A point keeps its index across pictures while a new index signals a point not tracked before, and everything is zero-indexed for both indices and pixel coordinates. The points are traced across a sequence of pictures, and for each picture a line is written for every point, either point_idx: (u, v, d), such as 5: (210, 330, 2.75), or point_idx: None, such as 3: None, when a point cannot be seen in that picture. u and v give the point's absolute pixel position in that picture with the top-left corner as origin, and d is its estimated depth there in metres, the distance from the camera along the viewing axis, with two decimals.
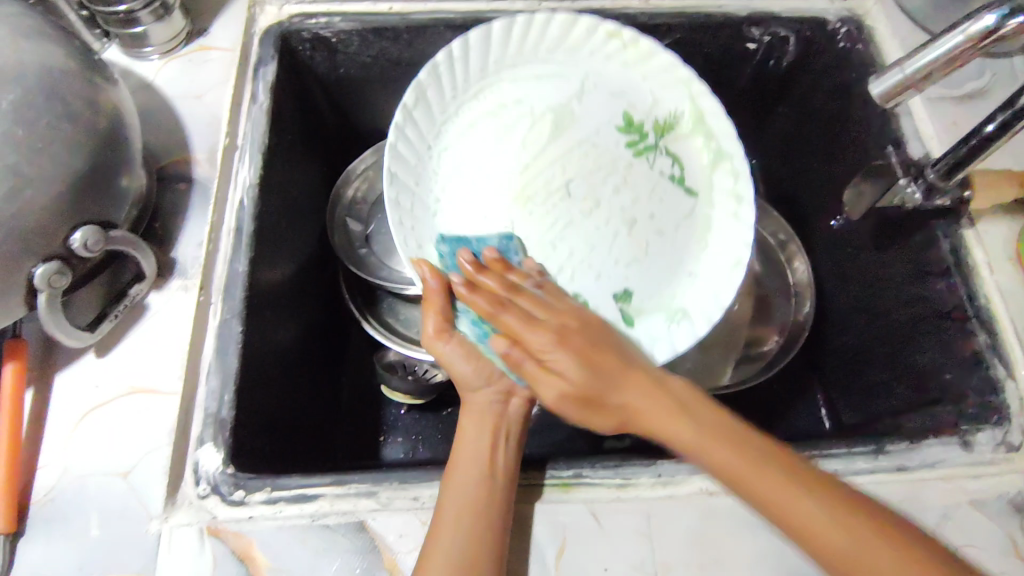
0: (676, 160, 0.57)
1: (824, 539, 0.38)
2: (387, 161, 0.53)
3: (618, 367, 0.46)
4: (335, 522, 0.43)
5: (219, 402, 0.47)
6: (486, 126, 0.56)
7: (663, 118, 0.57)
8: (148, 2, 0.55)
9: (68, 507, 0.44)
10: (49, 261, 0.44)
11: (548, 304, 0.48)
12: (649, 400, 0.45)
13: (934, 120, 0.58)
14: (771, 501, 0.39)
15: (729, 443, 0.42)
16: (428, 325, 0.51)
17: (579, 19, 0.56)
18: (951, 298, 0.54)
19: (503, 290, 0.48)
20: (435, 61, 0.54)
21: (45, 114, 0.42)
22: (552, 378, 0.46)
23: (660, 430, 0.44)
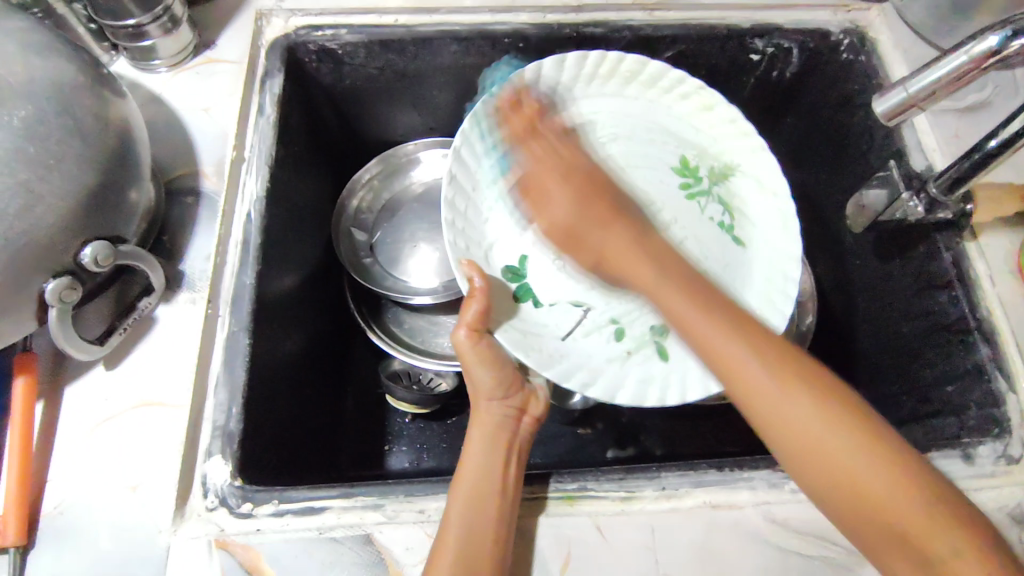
0: (727, 208, 0.60)
1: (851, 481, 0.39)
2: (451, 165, 0.55)
3: (698, 304, 0.47)
4: (341, 534, 0.44)
5: (227, 415, 0.47)
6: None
7: (717, 167, 0.62)
8: (156, 16, 0.56)
9: (78, 519, 0.45)
10: (60, 276, 0.44)
11: (575, 163, 0.56)
12: (718, 332, 0.45)
13: (937, 133, 0.58)
14: (846, 467, 0.39)
15: (772, 371, 0.42)
16: (463, 320, 0.51)
17: (649, 62, 0.59)
18: (953, 310, 0.54)
19: (530, 126, 0.57)
20: (509, 79, 0.56)
21: (55, 131, 0.42)
22: (546, 213, 0.56)
23: (699, 340, 0.45)
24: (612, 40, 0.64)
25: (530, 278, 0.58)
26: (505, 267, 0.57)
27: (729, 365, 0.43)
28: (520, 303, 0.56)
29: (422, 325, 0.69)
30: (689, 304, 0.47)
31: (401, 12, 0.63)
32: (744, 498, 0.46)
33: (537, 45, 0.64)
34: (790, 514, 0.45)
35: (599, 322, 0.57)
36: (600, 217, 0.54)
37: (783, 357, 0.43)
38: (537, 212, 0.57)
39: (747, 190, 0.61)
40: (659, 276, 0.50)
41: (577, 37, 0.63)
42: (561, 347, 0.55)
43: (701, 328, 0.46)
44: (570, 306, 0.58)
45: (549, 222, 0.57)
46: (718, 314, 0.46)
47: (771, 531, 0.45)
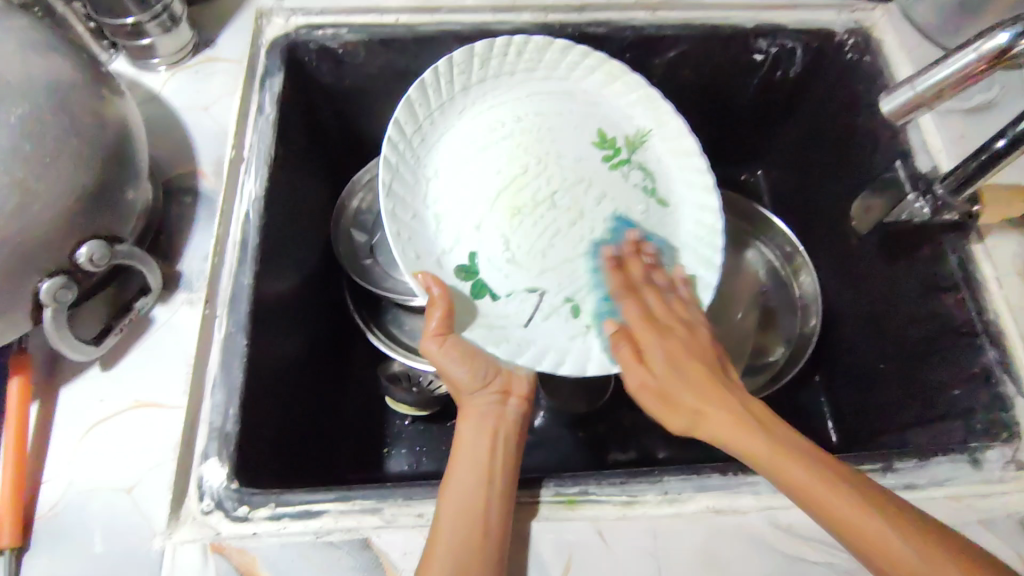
0: (648, 174, 0.59)
1: (887, 552, 0.37)
2: (383, 174, 0.53)
3: (705, 392, 0.47)
4: (339, 538, 0.43)
5: (224, 416, 0.47)
6: (468, 138, 0.58)
7: (633, 134, 0.60)
8: (156, 14, 0.55)
9: (72, 522, 0.44)
10: (55, 275, 0.44)
11: (666, 315, 0.52)
12: (737, 427, 0.45)
13: (943, 133, 0.58)
14: (874, 540, 0.38)
15: (781, 451, 0.42)
16: (426, 330, 0.50)
17: (553, 42, 0.58)
18: (959, 313, 0.53)
19: (640, 282, 0.54)
20: (423, 79, 0.55)
21: (51, 128, 0.42)
22: (643, 371, 0.49)
23: (727, 437, 0.45)
24: (615, 40, 0.63)
25: (484, 272, 0.55)
26: (456, 266, 0.55)
27: (746, 451, 0.44)
28: (476, 301, 0.54)
29: (423, 326, 0.67)
30: (695, 396, 0.47)
31: (402, 11, 0.63)
32: (747, 503, 0.45)
33: None
34: (794, 519, 0.45)
35: (554, 303, 0.55)
36: (708, 397, 0.47)
37: (783, 441, 0.43)
38: (626, 368, 0.50)
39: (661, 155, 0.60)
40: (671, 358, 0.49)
41: (579, 36, 0.63)
42: (523, 335, 0.54)
43: (717, 424, 0.45)
44: (524, 295, 0.55)
45: (640, 376, 0.49)
46: (725, 401, 0.46)
47: (775, 536, 0.44)
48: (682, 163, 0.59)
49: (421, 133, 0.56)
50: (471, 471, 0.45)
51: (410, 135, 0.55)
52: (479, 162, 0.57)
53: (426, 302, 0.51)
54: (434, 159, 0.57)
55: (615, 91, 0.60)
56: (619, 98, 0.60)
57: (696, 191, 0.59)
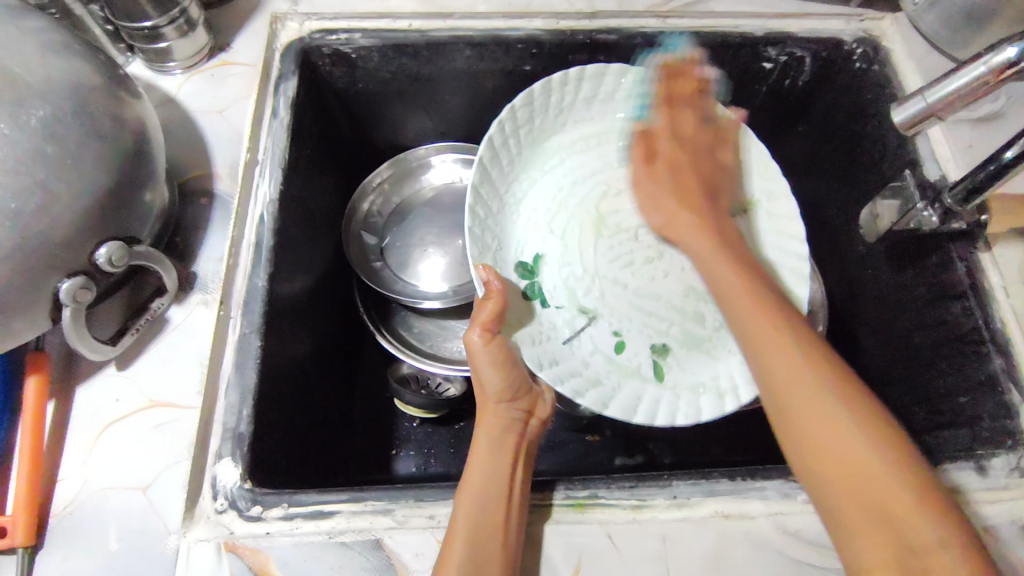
0: (753, 239, 0.61)
1: (834, 449, 0.38)
2: (483, 152, 0.56)
3: (777, 331, 0.43)
4: (351, 539, 0.44)
5: (238, 417, 0.47)
6: (582, 160, 0.62)
7: (739, 201, 0.60)
8: (173, 18, 0.56)
9: (87, 519, 0.44)
10: (75, 276, 0.44)
11: (699, 161, 0.57)
12: (769, 332, 0.44)
13: (951, 142, 0.58)
14: (850, 463, 0.37)
15: (801, 353, 0.42)
16: (477, 319, 0.51)
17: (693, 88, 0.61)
18: (966, 321, 0.54)
19: (681, 100, 0.58)
20: (532, 89, 0.58)
21: (73, 131, 0.43)
22: (653, 198, 0.57)
23: (750, 322, 0.45)
24: (625, 47, 0.64)
25: (543, 278, 0.59)
26: (518, 263, 0.59)
27: (767, 365, 0.43)
28: (529, 301, 0.57)
29: (431, 330, 0.69)
30: (738, 275, 0.48)
31: (415, 17, 0.63)
32: (756, 508, 0.45)
33: (550, 52, 0.64)
34: (802, 525, 0.45)
35: (603, 329, 0.59)
36: (683, 199, 0.55)
37: (809, 347, 0.42)
38: (642, 186, 0.58)
39: (767, 228, 0.60)
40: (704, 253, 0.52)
41: (590, 43, 0.63)
42: (562, 350, 0.56)
43: (758, 324, 0.44)
44: (575, 313, 0.59)
45: (662, 215, 0.56)
46: (761, 295, 0.46)
47: (783, 541, 0.44)
48: (783, 232, 0.60)
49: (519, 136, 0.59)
50: (492, 482, 0.45)
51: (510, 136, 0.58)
52: (570, 185, 0.62)
53: (481, 295, 0.52)
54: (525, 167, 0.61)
55: (744, 157, 0.61)
56: (746, 157, 0.61)
57: (774, 248, 0.60)
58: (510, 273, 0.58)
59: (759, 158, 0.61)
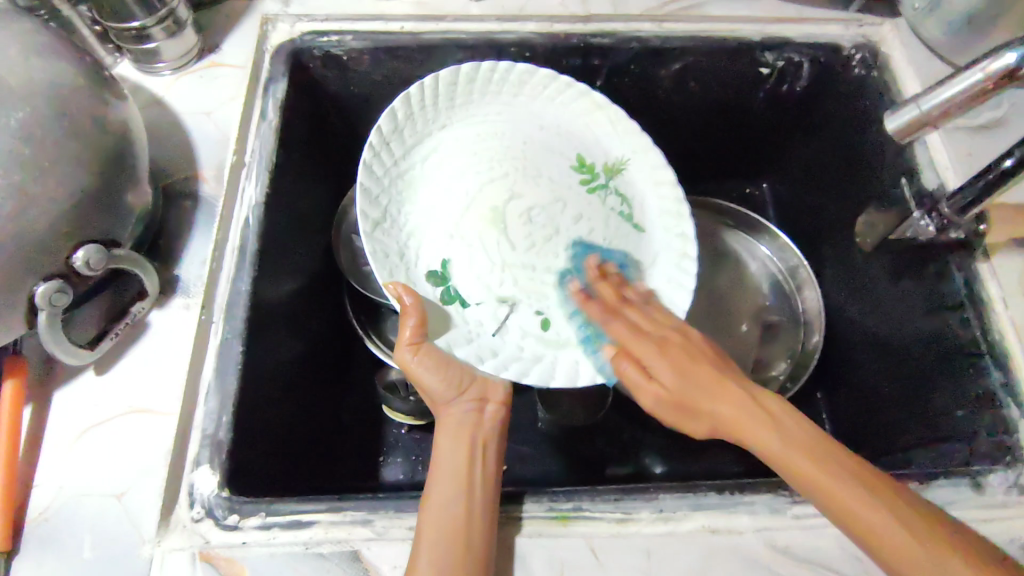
0: (624, 199, 0.61)
1: (920, 569, 0.38)
2: (360, 176, 0.53)
3: (765, 422, 0.45)
4: (328, 550, 0.43)
5: (217, 423, 0.46)
6: (460, 145, 0.59)
7: (612, 161, 0.61)
8: (161, 19, 0.55)
9: (61, 527, 0.44)
10: (51, 279, 0.44)
11: (652, 329, 0.52)
12: (792, 450, 0.43)
13: (950, 150, 0.57)
14: (873, 531, 0.39)
15: (855, 481, 0.41)
16: (402, 338, 0.50)
17: (557, 77, 0.59)
18: (964, 333, 0.53)
19: (619, 305, 0.54)
20: (408, 92, 0.55)
21: (52, 133, 0.42)
22: (649, 384, 0.49)
23: (807, 480, 0.42)
24: (620, 51, 0.63)
25: (456, 279, 0.56)
26: (428, 272, 0.56)
27: (784, 457, 0.43)
28: (446, 307, 0.55)
29: None
30: (807, 458, 0.42)
31: (407, 19, 0.63)
32: (744, 523, 0.44)
33: (544, 55, 0.63)
34: (791, 541, 0.44)
35: (526, 311, 0.56)
36: (693, 364, 0.49)
37: (847, 463, 0.42)
38: (633, 383, 0.50)
39: (638, 180, 0.61)
40: (761, 432, 0.44)
41: (584, 46, 0.63)
42: (495, 341, 0.55)
43: (756, 434, 0.45)
44: (496, 305, 0.56)
45: (653, 395, 0.49)
46: (795, 433, 0.44)
47: (772, 557, 0.43)
48: (655, 181, 0.61)
49: (400, 148, 0.57)
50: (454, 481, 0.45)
51: (386, 162, 0.56)
52: (458, 182, 0.58)
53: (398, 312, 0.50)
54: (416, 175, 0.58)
55: (596, 122, 0.61)
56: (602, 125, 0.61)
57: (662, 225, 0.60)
58: (422, 286, 0.55)
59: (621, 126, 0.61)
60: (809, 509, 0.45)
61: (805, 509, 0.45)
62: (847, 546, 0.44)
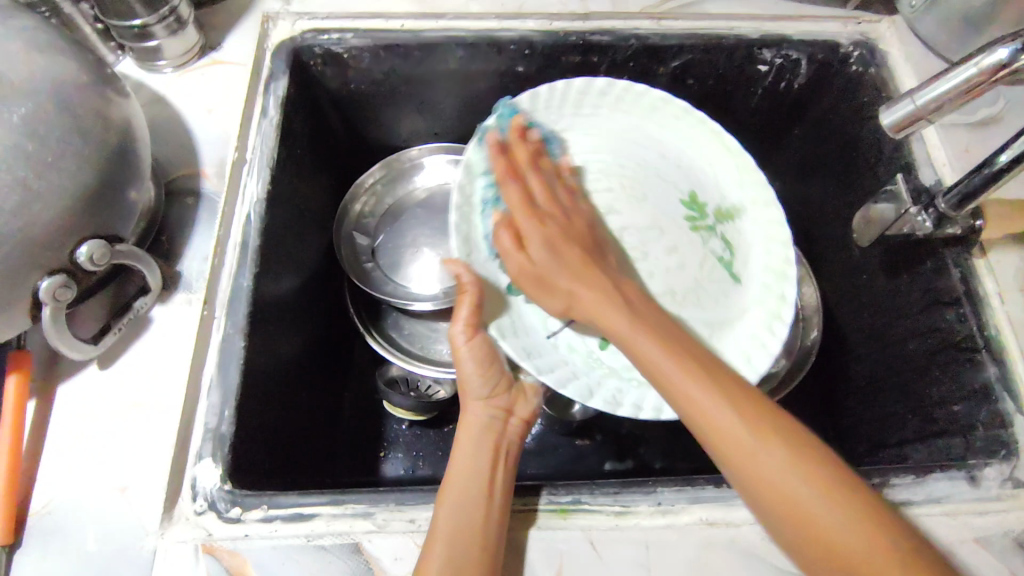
0: (730, 247, 0.59)
1: (804, 517, 0.37)
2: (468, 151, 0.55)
3: (675, 359, 0.43)
4: (329, 542, 0.43)
5: (219, 418, 0.47)
6: (566, 152, 0.60)
7: (725, 206, 0.60)
8: (162, 17, 0.56)
9: (65, 519, 0.44)
10: (55, 274, 0.44)
11: (563, 232, 0.51)
12: (690, 380, 0.42)
13: (947, 147, 0.57)
14: (808, 516, 0.37)
15: (734, 413, 0.41)
16: (456, 318, 0.50)
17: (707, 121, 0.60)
18: (960, 328, 0.53)
19: (519, 170, 0.55)
20: (537, 90, 0.58)
21: (55, 128, 0.42)
22: (517, 253, 0.50)
23: (699, 416, 0.41)
24: (619, 48, 0.63)
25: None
26: None
27: (716, 428, 0.41)
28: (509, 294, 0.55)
29: (422, 331, 0.69)
30: (678, 367, 0.43)
31: (407, 17, 0.63)
32: (742, 516, 0.45)
33: (543, 52, 0.63)
34: None
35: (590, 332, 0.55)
36: (578, 275, 0.49)
37: (739, 400, 0.41)
38: (535, 292, 0.50)
39: (750, 230, 0.60)
40: (655, 355, 0.44)
41: (583, 44, 0.63)
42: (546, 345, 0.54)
43: (702, 404, 0.41)
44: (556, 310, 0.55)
45: (519, 264, 0.50)
46: (712, 372, 0.43)
47: (769, 550, 0.44)
48: (768, 238, 0.59)
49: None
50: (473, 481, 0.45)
51: None
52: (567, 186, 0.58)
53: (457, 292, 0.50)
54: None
55: (721, 164, 0.61)
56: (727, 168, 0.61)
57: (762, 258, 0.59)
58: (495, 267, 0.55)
59: (751, 176, 0.60)
60: None
61: None
62: None
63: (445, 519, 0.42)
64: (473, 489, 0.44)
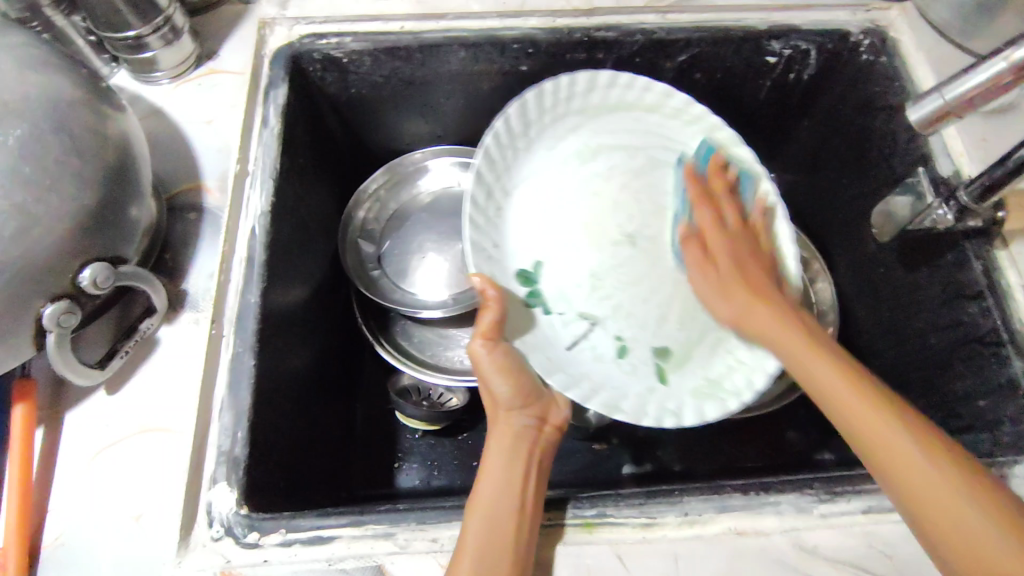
0: None
1: (974, 545, 0.36)
2: (479, 160, 0.54)
3: (848, 376, 0.43)
4: (351, 566, 0.42)
5: (232, 440, 0.45)
6: (575, 147, 0.60)
7: None
8: (156, 27, 0.54)
9: (80, 551, 0.43)
10: (58, 300, 0.43)
11: (741, 238, 0.54)
12: (853, 393, 0.42)
13: (964, 135, 0.56)
14: (974, 537, 0.36)
15: (899, 417, 0.41)
16: (478, 329, 0.51)
17: (705, 116, 0.60)
18: (984, 321, 0.52)
19: (715, 194, 0.57)
20: (543, 86, 0.56)
21: (52, 149, 0.41)
22: (724, 308, 0.52)
23: (867, 430, 0.41)
24: (624, 44, 0.62)
25: (544, 283, 0.57)
26: (518, 272, 0.56)
27: (835, 394, 0.43)
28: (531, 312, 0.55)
29: (432, 338, 0.68)
30: (853, 390, 0.42)
31: (407, 18, 0.61)
32: (770, 524, 0.44)
33: (548, 51, 0.62)
34: (819, 541, 0.43)
35: (602, 340, 0.57)
36: (749, 282, 0.51)
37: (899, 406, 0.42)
38: (697, 268, 0.54)
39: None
40: (838, 389, 0.43)
41: (588, 41, 0.61)
42: (565, 356, 0.55)
43: (826, 381, 0.44)
44: (576, 320, 0.57)
45: (715, 280, 0.53)
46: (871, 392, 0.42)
47: (799, 558, 0.43)
48: (767, 227, 0.59)
49: (513, 149, 0.57)
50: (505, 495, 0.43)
51: (512, 139, 0.57)
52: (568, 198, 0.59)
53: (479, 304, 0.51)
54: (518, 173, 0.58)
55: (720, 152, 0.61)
56: (720, 157, 0.61)
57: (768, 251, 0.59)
58: (511, 282, 0.56)
59: (741, 163, 0.60)
60: (835, 507, 0.44)
61: (831, 508, 0.44)
62: (876, 543, 0.43)
63: (477, 524, 0.41)
64: (501, 494, 0.43)
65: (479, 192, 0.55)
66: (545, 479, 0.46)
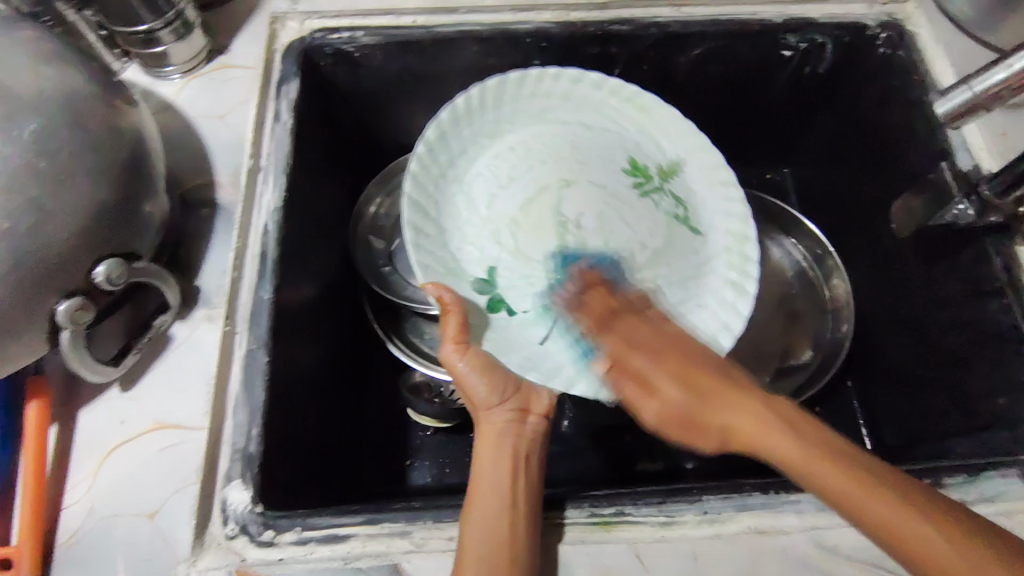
0: (679, 202, 0.56)
1: (900, 537, 0.34)
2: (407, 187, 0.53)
3: (773, 428, 0.40)
4: (367, 564, 0.42)
5: (247, 437, 0.45)
6: (469, 154, 0.56)
7: (665, 164, 0.57)
8: (168, 21, 0.54)
9: (93, 549, 0.43)
10: (72, 296, 0.42)
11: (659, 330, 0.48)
12: (773, 416, 0.41)
13: (983, 131, 0.55)
14: (895, 528, 0.35)
15: (816, 449, 0.38)
16: (446, 337, 0.50)
17: (587, 76, 0.59)
18: (1005, 318, 0.51)
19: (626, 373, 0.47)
20: (455, 105, 0.56)
21: (68, 146, 0.41)
22: (652, 399, 0.45)
23: (761, 441, 0.40)
24: (639, 38, 0.61)
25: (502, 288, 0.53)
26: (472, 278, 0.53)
27: (753, 436, 0.41)
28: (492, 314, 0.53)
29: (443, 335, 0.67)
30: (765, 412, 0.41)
31: (419, 13, 0.61)
32: (791, 523, 0.43)
33: (561, 45, 0.61)
34: (840, 540, 0.43)
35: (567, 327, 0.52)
36: (691, 380, 0.45)
37: (825, 439, 0.39)
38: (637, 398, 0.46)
39: (698, 183, 0.58)
40: (745, 415, 0.42)
41: (602, 35, 0.61)
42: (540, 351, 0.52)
43: (715, 402, 0.43)
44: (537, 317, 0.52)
45: (660, 408, 0.45)
46: (816, 430, 0.40)
47: (820, 558, 0.42)
48: (711, 182, 0.57)
49: (435, 167, 0.55)
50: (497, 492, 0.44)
51: (430, 167, 0.55)
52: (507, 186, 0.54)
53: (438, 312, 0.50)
54: (447, 187, 0.55)
55: (623, 121, 0.59)
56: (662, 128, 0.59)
57: (718, 201, 0.57)
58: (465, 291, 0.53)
59: (675, 127, 0.59)
60: None
61: None
62: None
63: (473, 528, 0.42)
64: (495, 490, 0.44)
65: (418, 211, 0.53)
66: (537, 468, 0.47)
